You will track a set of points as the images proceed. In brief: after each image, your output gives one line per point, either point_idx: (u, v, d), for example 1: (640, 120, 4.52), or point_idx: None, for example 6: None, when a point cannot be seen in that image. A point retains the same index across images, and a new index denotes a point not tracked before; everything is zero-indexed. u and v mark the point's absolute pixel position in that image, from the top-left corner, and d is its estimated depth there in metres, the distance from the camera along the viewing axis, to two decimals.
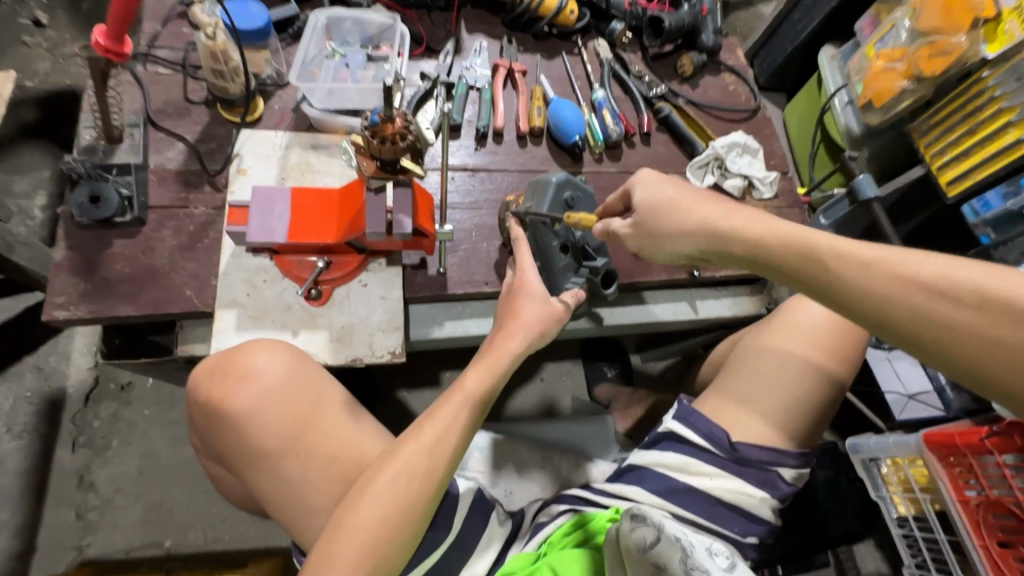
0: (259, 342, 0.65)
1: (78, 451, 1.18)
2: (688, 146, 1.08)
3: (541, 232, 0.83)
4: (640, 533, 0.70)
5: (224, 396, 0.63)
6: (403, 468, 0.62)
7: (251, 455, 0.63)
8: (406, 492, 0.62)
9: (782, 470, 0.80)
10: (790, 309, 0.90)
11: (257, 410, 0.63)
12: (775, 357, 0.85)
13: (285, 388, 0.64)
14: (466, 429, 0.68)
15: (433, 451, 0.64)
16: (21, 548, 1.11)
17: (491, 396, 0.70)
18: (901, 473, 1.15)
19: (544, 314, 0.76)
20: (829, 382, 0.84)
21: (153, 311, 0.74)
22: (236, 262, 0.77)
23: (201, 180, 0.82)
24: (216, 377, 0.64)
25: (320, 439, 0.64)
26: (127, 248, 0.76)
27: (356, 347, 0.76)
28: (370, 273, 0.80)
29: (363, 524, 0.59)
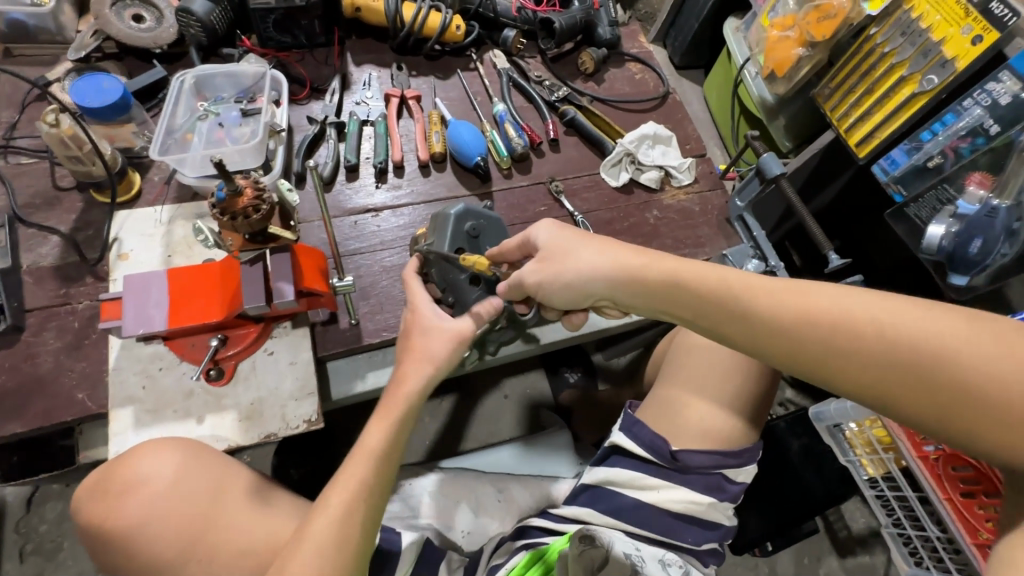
0: (143, 445, 0.63)
1: (27, 560, 1.13)
2: (598, 146, 1.06)
3: (444, 271, 0.75)
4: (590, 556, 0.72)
5: (107, 514, 0.64)
6: (315, 545, 0.59)
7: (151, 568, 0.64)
8: (320, 573, 0.58)
9: (726, 471, 0.78)
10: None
11: (150, 516, 0.63)
12: (706, 353, 0.84)
13: (176, 489, 0.63)
14: (378, 487, 0.65)
15: (341, 522, 0.61)
16: None
17: (400, 441, 0.68)
18: (865, 435, 1.13)
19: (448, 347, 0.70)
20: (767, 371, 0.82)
21: (42, 423, 0.69)
22: (126, 353, 0.73)
23: (81, 272, 0.78)
24: (95, 496, 0.64)
25: (220, 536, 0.65)
26: (6, 359, 0.71)
27: (268, 423, 0.72)
28: (275, 340, 0.76)
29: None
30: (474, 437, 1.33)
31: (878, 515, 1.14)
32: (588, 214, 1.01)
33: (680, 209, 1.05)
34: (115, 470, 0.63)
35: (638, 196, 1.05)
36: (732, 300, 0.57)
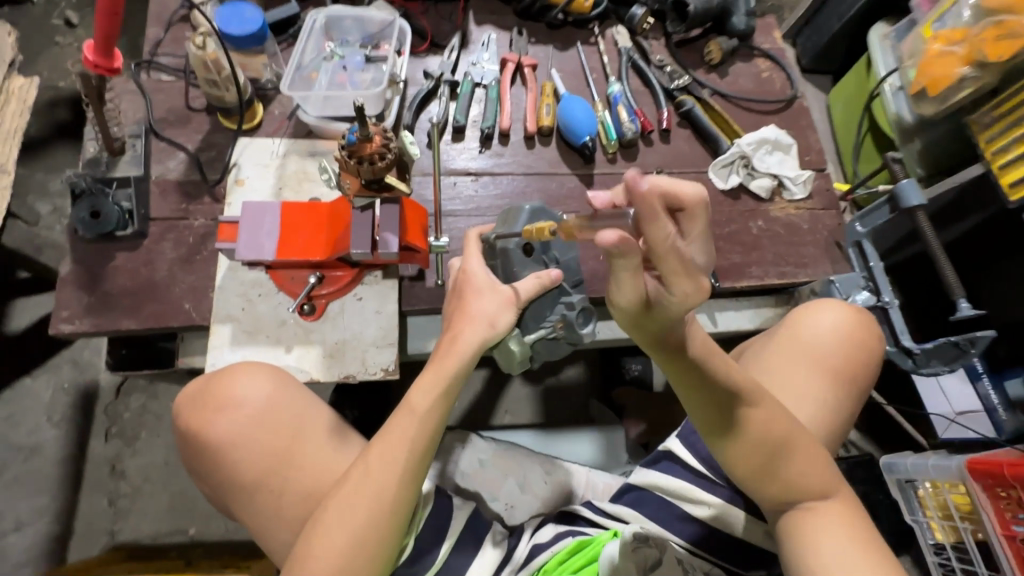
0: (240, 367, 0.63)
1: (110, 440, 1.24)
2: (711, 143, 1.00)
3: (506, 260, 0.74)
4: (644, 553, 0.68)
5: (200, 425, 0.62)
6: (358, 496, 0.60)
7: (225, 487, 0.62)
8: (367, 518, 0.59)
9: None
10: (795, 321, 0.80)
11: (235, 441, 0.61)
12: (781, 365, 0.78)
13: (264, 415, 0.62)
14: (424, 448, 0.64)
15: (388, 473, 0.61)
16: (59, 530, 1.18)
17: (446, 406, 0.65)
18: (940, 497, 1.06)
19: (500, 308, 0.68)
20: (841, 403, 0.76)
21: (153, 325, 0.75)
22: (232, 275, 0.77)
23: (200, 190, 0.82)
24: (195, 405, 0.63)
25: (290, 472, 0.61)
26: (128, 261, 0.77)
27: (348, 364, 0.75)
28: (365, 286, 0.78)
29: (323, 551, 0.57)
30: (521, 413, 1.34)
31: None
32: None
33: (787, 223, 0.98)
34: (214, 389, 0.62)
35: (744, 203, 0.99)
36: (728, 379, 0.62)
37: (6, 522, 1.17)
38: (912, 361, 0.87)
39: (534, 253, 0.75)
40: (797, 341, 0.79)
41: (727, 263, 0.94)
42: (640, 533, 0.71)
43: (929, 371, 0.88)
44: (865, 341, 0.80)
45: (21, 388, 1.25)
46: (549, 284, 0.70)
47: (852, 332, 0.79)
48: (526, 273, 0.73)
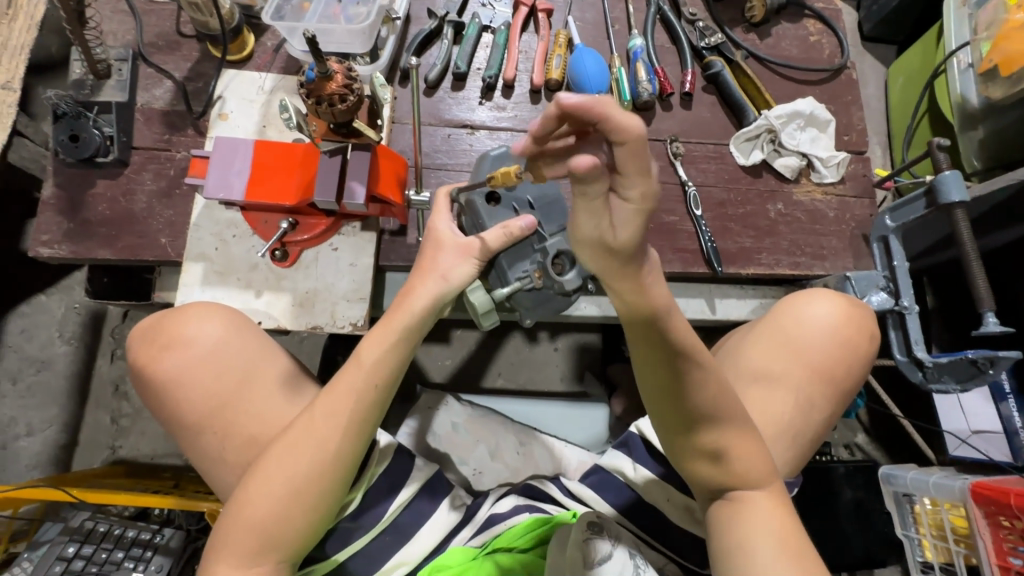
0: (196, 308, 0.63)
1: (115, 361, 1.29)
2: (737, 112, 0.90)
3: (473, 212, 0.70)
4: (593, 546, 0.66)
5: (148, 360, 0.62)
6: (298, 448, 0.58)
7: (173, 425, 0.62)
8: (306, 471, 0.57)
9: None
10: (785, 311, 0.74)
11: (180, 378, 0.61)
12: (758, 357, 0.72)
13: (211, 356, 0.61)
14: (374, 403, 0.61)
15: (332, 427, 0.58)
16: (66, 440, 1.25)
17: (398, 360, 0.62)
18: (936, 516, 1.00)
19: (459, 266, 0.64)
20: (821, 404, 0.71)
21: (128, 256, 0.74)
22: (208, 213, 0.75)
23: (185, 122, 0.79)
24: (147, 341, 0.62)
25: (234, 417, 0.61)
26: (108, 190, 0.76)
27: (317, 315, 0.73)
28: (341, 237, 0.76)
29: (259, 497, 0.57)
30: (512, 379, 1.32)
31: None
32: (701, 187, 0.88)
33: (811, 209, 0.90)
34: (166, 326, 0.63)
35: (765, 182, 0.90)
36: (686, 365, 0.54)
37: (19, 427, 1.25)
38: (922, 374, 0.79)
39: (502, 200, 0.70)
40: (783, 333, 0.73)
41: (734, 247, 0.86)
42: (593, 522, 0.69)
43: (939, 386, 0.80)
44: (857, 339, 0.73)
45: (36, 304, 1.30)
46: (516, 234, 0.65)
47: (846, 329, 0.72)
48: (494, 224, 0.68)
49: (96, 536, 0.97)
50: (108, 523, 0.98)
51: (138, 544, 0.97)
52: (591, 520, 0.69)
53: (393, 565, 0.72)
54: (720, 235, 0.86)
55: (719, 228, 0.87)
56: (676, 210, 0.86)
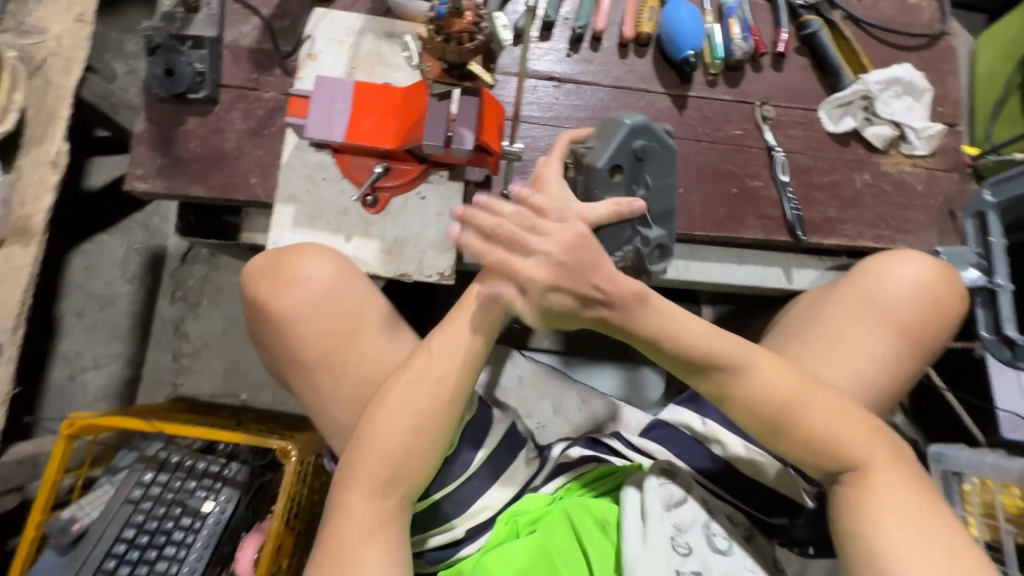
0: (304, 248, 0.65)
1: (175, 303, 1.33)
2: (831, 77, 0.87)
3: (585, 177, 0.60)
4: (667, 489, 0.69)
5: (268, 298, 0.63)
6: (420, 383, 0.60)
7: (287, 364, 0.64)
8: (426, 403, 0.60)
9: None
10: (869, 271, 0.73)
11: (295, 316, 0.62)
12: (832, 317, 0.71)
13: (325, 298, 0.63)
14: (484, 345, 0.62)
15: (451, 360, 0.61)
16: (129, 375, 1.30)
17: (508, 306, 0.63)
18: (986, 495, 1.01)
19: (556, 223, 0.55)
20: (903, 360, 0.70)
21: (220, 195, 0.75)
22: (299, 155, 0.74)
23: (273, 61, 0.79)
24: (264, 277, 0.63)
25: (349, 360, 0.63)
26: (199, 127, 0.76)
27: (405, 262, 0.74)
28: (429, 186, 0.75)
29: (386, 433, 0.59)
30: None
31: None
32: (787, 154, 0.86)
33: (898, 182, 0.87)
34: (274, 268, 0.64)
35: (853, 151, 0.87)
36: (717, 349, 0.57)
37: (85, 360, 1.30)
38: (1010, 353, 0.79)
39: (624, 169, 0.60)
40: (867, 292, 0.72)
41: (818, 217, 0.85)
42: (665, 469, 0.72)
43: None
44: (946, 300, 0.72)
45: (98, 243, 1.33)
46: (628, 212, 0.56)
47: (935, 290, 0.72)
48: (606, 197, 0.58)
49: (170, 466, 1.02)
50: (181, 454, 1.03)
51: (209, 475, 1.02)
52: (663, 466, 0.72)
53: (478, 508, 0.73)
54: (804, 204, 0.84)
55: (804, 196, 0.85)
56: (761, 175, 0.85)
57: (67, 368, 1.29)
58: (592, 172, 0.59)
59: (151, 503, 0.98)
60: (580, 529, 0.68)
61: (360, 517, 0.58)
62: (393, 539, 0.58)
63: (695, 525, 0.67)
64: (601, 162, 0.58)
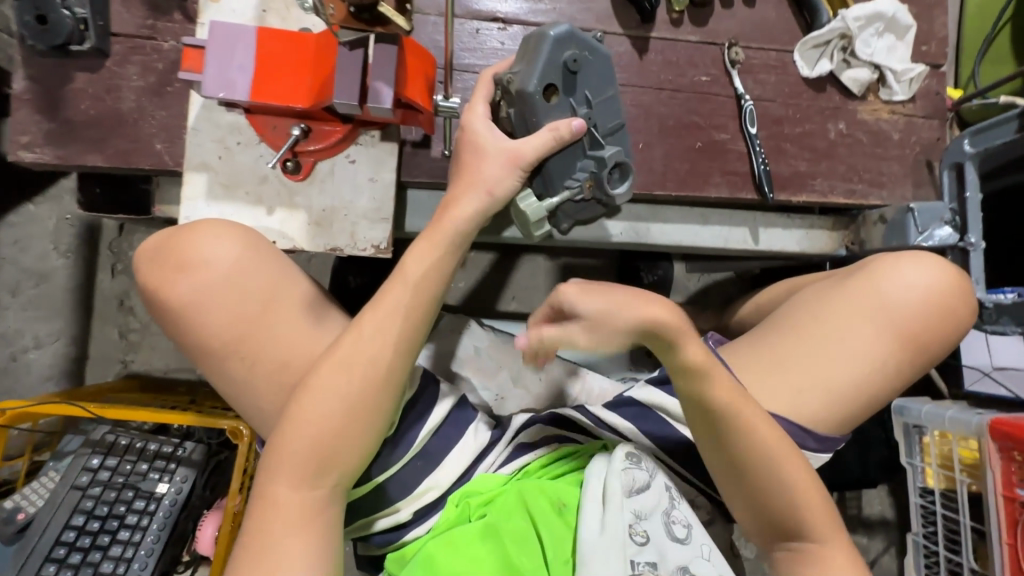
0: (206, 225, 0.58)
1: (117, 276, 1.25)
2: (807, 13, 0.79)
3: (523, 105, 0.59)
4: (631, 474, 0.66)
5: (161, 285, 0.57)
6: (346, 369, 0.56)
7: (194, 351, 0.58)
8: (357, 389, 0.56)
9: (798, 449, 0.70)
10: (886, 268, 0.71)
11: (198, 302, 0.56)
12: (840, 313, 0.71)
13: (236, 277, 0.56)
14: (417, 321, 0.59)
15: (381, 342, 0.57)
16: (75, 353, 1.24)
17: (442, 275, 0.60)
18: (945, 447, 1.02)
19: (506, 178, 0.61)
20: (900, 365, 0.70)
21: (121, 164, 0.66)
22: (206, 115, 0.66)
23: (170, 4, 0.68)
24: (156, 262, 0.57)
25: (269, 342, 0.57)
26: (90, 85, 0.66)
27: (335, 235, 0.67)
28: (359, 148, 0.68)
29: (315, 421, 0.55)
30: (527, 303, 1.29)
31: (913, 520, 1.09)
32: (757, 102, 0.79)
33: (875, 130, 0.81)
34: (174, 245, 0.57)
35: (828, 98, 0.80)
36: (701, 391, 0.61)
37: (26, 339, 1.22)
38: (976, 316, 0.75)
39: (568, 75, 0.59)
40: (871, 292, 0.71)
41: (788, 171, 0.79)
42: (632, 453, 0.68)
43: (994, 327, 0.75)
44: (955, 310, 0.70)
45: (25, 214, 1.22)
46: (567, 136, 0.59)
47: (943, 294, 0.69)
48: (544, 121, 0.59)
49: (119, 449, 0.97)
50: (130, 436, 0.99)
51: (161, 456, 0.98)
52: (630, 452, 0.68)
53: (424, 490, 0.71)
54: (773, 158, 0.78)
55: (774, 148, 0.78)
56: (728, 126, 0.78)
57: (8, 349, 1.22)
58: (526, 100, 0.58)
59: (100, 488, 0.95)
60: (536, 515, 0.65)
61: (289, 511, 0.54)
62: (323, 532, 0.55)
63: (657, 511, 0.65)
64: (533, 88, 0.58)
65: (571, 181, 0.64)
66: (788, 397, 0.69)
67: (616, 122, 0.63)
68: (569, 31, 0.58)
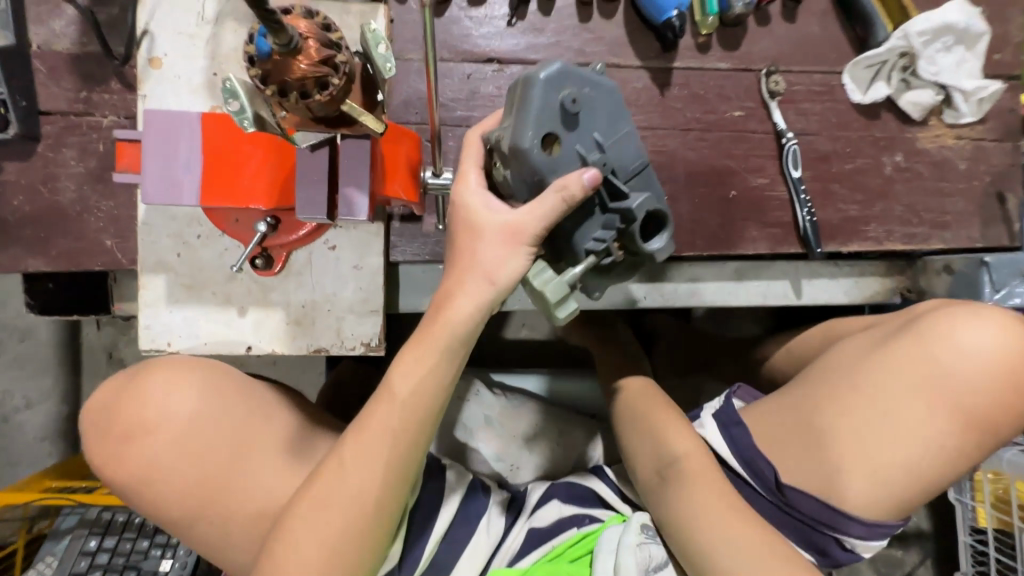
0: (156, 376, 0.53)
1: (103, 329, 1.17)
2: (860, 27, 0.67)
3: (522, 163, 0.49)
4: (648, 552, 0.63)
5: (111, 460, 0.52)
6: (323, 509, 0.50)
7: (162, 521, 0.53)
8: (337, 530, 0.50)
9: (840, 536, 0.60)
10: (935, 329, 0.57)
11: (156, 470, 0.51)
12: (880, 382, 0.58)
13: (193, 429, 0.52)
14: (408, 446, 0.52)
15: (362, 474, 0.51)
16: (68, 411, 1.18)
17: (435, 386, 0.52)
18: (1000, 487, 0.94)
19: (508, 260, 0.51)
20: (957, 449, 0.56)
21: (67, 267, 0.57)
22: (157, 207, 0.56)
23: (106, 72, 0.57)
24: (103, 436, 0.52)
25: (236, 491, 0.53)
26: (22, 176, 0.57)
27: (319, 335, 0.59)
28: (338, 232, 0.58)
29: (292, 574, 0.48)
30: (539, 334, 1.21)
31: (962, 558, 1.02)
32: (800, 137, 0.67)
33: (937, 160, 0.70)
34: (125, 406, 0.52)
35: (883, 126, 0.69)
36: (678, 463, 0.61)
37: (16, 400, 1.17)
38: None
39: (569, 119, 0.49)
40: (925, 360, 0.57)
41: (837, 217, 0.68)
42: (646, 524, 0.65)
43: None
44: None
45: None
46: (579, 191, 0.48)
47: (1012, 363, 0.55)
48: (550, 175, 0.49)
49: (117, 527, 0.92)
50: (127, 512, 0.93)
51: (162, 531, 0.93)
52: (645, 522, 0.65)
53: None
54: (821, 202, 0.67)
55: (821, 191, 0.67)
56: (767, 169, 0.67)
57: None
58: (522, 157, 0.49)
59: (99, 572, 0.90)
60: None
61: None
62: None
63: None
64: (529, 142, 0.48)
65: (591, 239, 0.53)
66: (822, 478, 0.59)
67: (638, 169, 0.52)
68: (561, 70, 0.49)
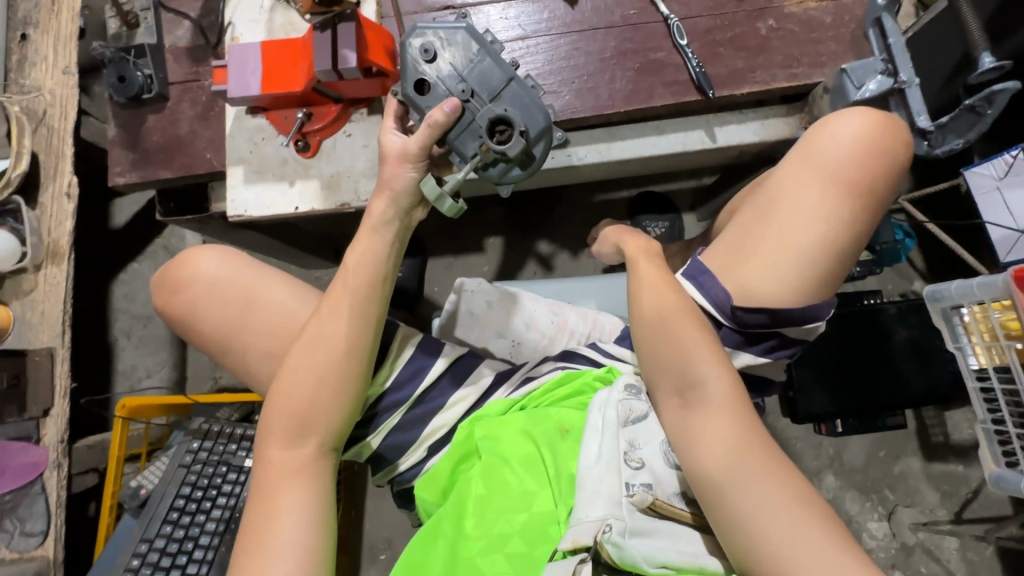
0: (195, 250, 0.80)
1: None
2: None
3: (414, 101, 0.74)
4: (628, 404, 0.71)
5: (172, 306, 0.80)
6: (310, 346, 0.70)
7: (208, 346, 0.79)
8: (318, 360, 0.70)
9: (783, 334, 0.73)
10: (822, 138, 0.73)
11: (198, 308, 0.78)
12: (790, 201, 0.72)
13: (220, 285, 0.78)
14: (366, 298, 0.72)
15: (332, 318, 0.71)
16: (177, 377, 1.48)
17: (380, 256, 0.73)
18: (987, 320, 0.97)
19: (400, 174, 0.73)
20: (853, 223, 0.71)
21: (184, 173, 0.87)
22: (238, 123, 0.86)
23: (207, 54, 0.90)
24: (166, 290, 0.80)
25: (252, 329, 0.77)
26: (157, 122, 0.89)
27: (343, 194, 0.84)
28: (352, 124, 0.84)
29: (289, 387, 0.69)
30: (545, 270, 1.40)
31: (977, 408, 1.03)
32: (685, 20, 0.88)
33: (805, 19, 0.88)
34: (175, 268, 0.80)
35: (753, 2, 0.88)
36: (666, 327, 0.69)
37: (140, 371, 1.48)
38: (926, 143, 0.79)
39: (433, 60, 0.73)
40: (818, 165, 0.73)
41: (726, 70, 0.86)
42: (631, 384, 0.73)
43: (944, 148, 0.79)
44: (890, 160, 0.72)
45: (132, 271, 1.52)
46: (445, 113, 0.71)
47: (879, 143, 0.72)
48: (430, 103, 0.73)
49: (212, 434, 1.15)
50: (221, 424, 1.16)
51: (247, 437, 1.15)
52: (628, 382, 0.73)
53: (435, 427, 0.81)
54: (710, 62, 0.87)
55: (708, 54, 0.87)
56: (662, 46, 0.88)
57: (127, 381, 1.48)
58: (412, 100, 0.74)
59: (200, 465, 1.12)
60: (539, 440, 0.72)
61: (280, 464, 0.68)
62: (310, 477, 0.68)
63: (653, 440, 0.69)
64: (411, 89, 0.73)
65: (471, 146, 0.74)
66: (766, 285, 0.71)
67: (500, 81, 0.73)
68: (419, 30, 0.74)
